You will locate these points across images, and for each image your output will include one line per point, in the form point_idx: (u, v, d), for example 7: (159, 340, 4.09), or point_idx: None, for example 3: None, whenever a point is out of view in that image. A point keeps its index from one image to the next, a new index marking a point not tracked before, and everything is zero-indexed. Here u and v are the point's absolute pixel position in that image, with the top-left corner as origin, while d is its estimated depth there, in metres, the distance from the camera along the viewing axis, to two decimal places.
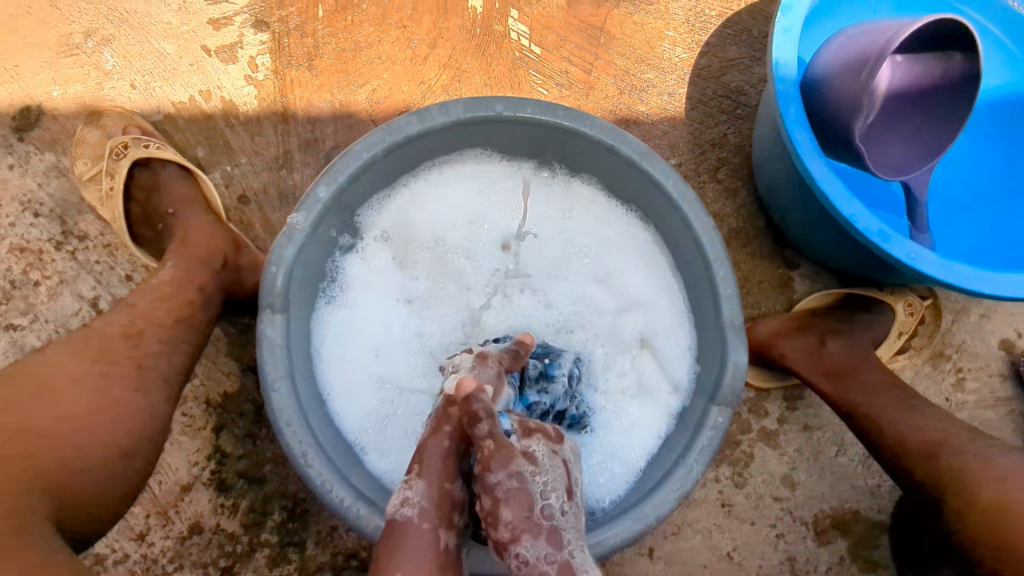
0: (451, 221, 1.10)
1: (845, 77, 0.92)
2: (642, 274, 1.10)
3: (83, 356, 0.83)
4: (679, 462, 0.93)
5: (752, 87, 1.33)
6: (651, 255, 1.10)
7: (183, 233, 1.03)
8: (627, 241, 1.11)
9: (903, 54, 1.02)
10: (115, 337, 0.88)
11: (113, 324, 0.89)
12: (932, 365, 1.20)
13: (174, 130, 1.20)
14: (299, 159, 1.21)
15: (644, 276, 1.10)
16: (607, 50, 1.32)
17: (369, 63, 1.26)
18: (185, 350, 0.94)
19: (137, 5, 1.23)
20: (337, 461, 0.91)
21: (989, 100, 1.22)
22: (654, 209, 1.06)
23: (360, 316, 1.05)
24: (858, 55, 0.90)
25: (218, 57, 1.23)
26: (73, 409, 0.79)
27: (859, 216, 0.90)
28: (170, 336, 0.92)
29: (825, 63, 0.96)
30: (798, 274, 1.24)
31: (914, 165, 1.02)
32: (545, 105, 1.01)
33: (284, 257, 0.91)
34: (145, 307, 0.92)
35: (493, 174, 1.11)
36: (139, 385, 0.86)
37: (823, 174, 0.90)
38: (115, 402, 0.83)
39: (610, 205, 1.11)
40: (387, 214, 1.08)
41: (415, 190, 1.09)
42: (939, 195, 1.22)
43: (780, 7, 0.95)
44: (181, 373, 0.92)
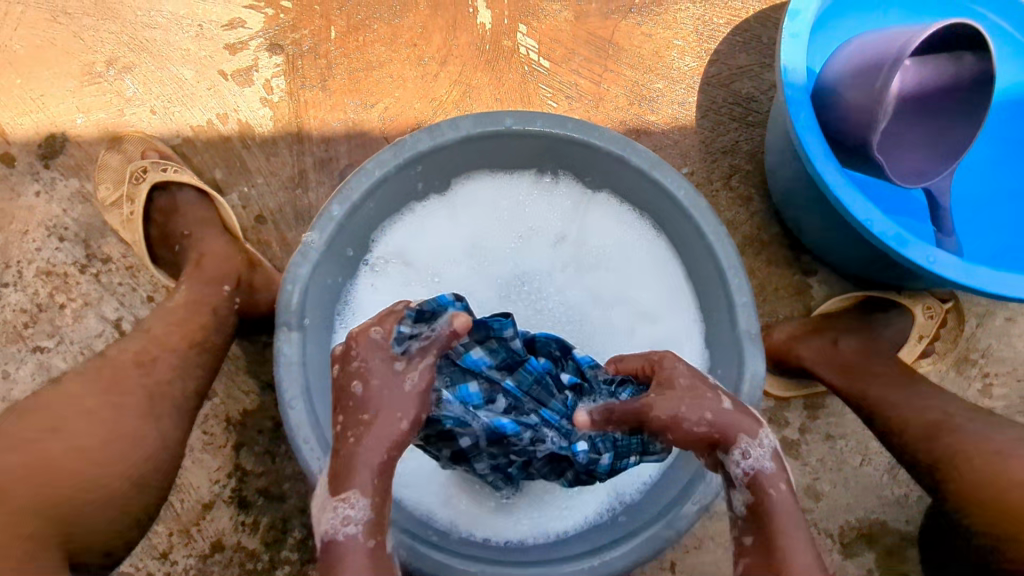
0: (459, 237, 1.12)
1: (859, 85, 0.90)
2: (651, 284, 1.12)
3: (81, 395, 0.86)
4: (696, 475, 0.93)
5: (763, 95, 1.32)
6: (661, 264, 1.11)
7: (204, 254, 1.05)
8: (638, 254, 1.12)
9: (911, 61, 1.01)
10: (127, 365, 0.90)
11: (123, 354, 0.91)
12: (957, 370, 1.17)
13: (192, 153, 1.22)
14: (314, 179, 1.23)
15: (654, 288, 1.11)
16: (616, 61, 1.33)
17: (380, 82, 1.28)
18: (198, 374, 0.95)
19: (157, 33, 1.27)
20: None
21: (1006, 100, 1.20)
22: (665, 217, 1.07)
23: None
24: (872, 62, 0.88)
25: (234, 81, 1.26)
26: (84, 442, 0.82)
27: (875, 220, 0.88)
28: (191, 355, 0.95)
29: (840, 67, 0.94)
30: (815, 280, 1.22)
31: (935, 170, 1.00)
32: (554, 118, 1.02)
33: (300, 275, 0.93)
34: (159, 332, 0.95)
35: (496, 189, 1.12)
36: (149, 413, 0.88)
37: (838, 181, 0.89)
38: (125, 432, 0.85)
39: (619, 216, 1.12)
40: (396, 234, 1.10)
41: (423, 209, 1.10)
42: (959, 197, 1.20)
43: (787, 13, 0.95)
44: (194, 398, 0.94)
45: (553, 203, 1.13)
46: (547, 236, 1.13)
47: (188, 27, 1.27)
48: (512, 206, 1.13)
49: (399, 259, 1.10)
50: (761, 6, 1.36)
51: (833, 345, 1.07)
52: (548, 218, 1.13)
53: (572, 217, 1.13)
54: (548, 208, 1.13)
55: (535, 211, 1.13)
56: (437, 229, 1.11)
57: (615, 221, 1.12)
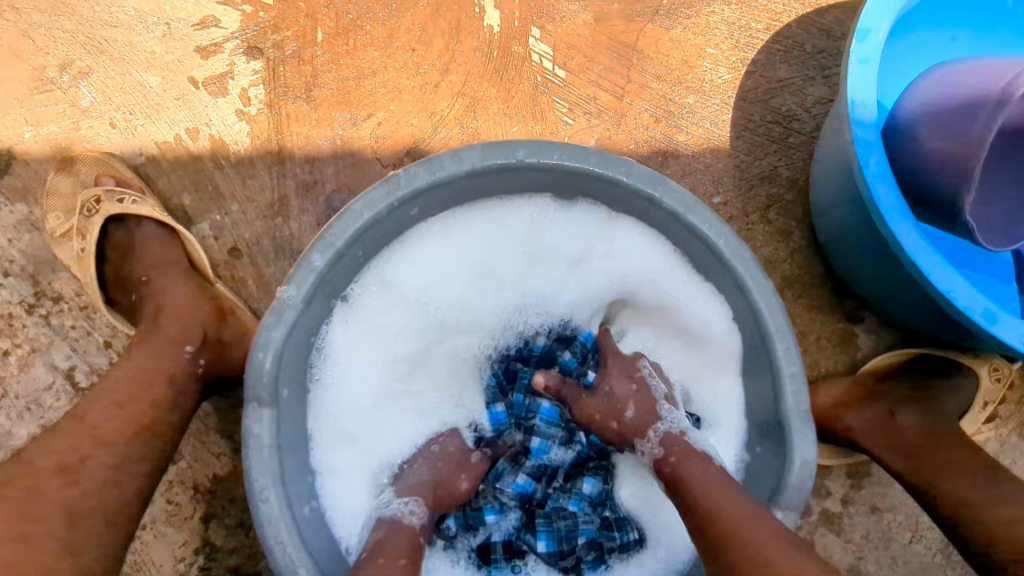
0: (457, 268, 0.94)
1: (957, 121, 0.80)
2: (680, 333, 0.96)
3: None
4: None
5: (806, 112, 1.17)
6: (696, 313, 0.94)
7: (165, 301, 0.92)
8: (669, 297, 0.95)
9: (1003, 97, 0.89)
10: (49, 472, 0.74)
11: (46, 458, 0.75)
12: (1019, 434, 1.05)
13: (157, 175, 1.08)
14: (296, 206, 1.08)
15: (684, 337, 0.95)
16: (641, 72, 1.17)
17: (373, 93, 1.12)
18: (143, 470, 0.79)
19: (118, 32, 1.11)
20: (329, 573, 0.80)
21: None
22: (699, 262, 0.92)
23: (357, 387, 0.90)
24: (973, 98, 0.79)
25: (205, 90, 1.10)
26: None
27: (959, 292, 0.75)
28: (135, 445, 0.79)
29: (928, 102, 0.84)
30: (861, 329, 1.09)
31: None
32: (574, 150, 0.87)
33: (273, 340, 0.79)
34: (96, 420, 0.78)
35: (503, 212, 0.94)
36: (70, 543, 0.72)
37: (916, 245, 0.75)
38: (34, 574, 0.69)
39: (648, 253, 0.94)
40: (381, 268, 0.92)
41: (416, 238, 0.92)
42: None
43: (856, 33, 0.79)
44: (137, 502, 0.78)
45: (569, 233, 0.95)
46: (560, 271, 0.97)
47: (154, 26, 1.11)
48: (520, 234, 0.95)
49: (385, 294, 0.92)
50: (806, 9, 1.20)
51: (889, 414, 0.94)
52: (562, 249, 0.96)
53: (592, 249, 0.95)
54: (563, 239, 0.95)
55: (548, 241, 0.95)
56: (430, 261, 0.93)
57: (642, 259, 0.95)
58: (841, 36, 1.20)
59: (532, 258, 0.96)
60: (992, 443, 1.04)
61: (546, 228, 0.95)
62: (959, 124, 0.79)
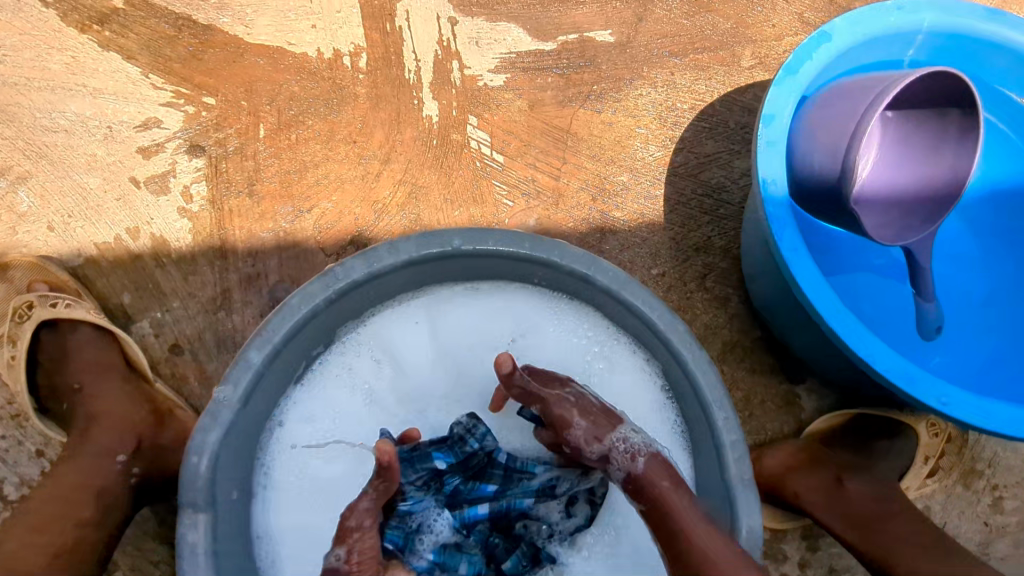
0: (391, 348, 0.96)
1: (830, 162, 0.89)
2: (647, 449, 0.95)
3: None
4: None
5: (734, 184, 1.23)
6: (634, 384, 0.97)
7: (99, 408, 0.92)
8: (619, 377, 0.97)
9: (837, 112, 0.89)
10: None
11: None
12: (964, 484, 1.06)
13: (96, 276, 1.07)
14: (240, 298, 1.08)
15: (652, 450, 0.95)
16: (576, 153, 1.22)
17: (316, 184, 1.15)
18: None
19: (58, 137, 1.13)
20: None
21: (977, 193, 1.09)
22: (625, 326, 0.95)
23: (311, 492, 0.90)
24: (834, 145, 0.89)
25: (147, 189, 1.12)
26: None
27: (876, 357, 0.86)
28: None
29: (826, 97, 0.92)
30: (803, 390, 1.11)
31: (914, 228, 0.96)
32: (508, 236, 0.89)
33: (209, 442, 0.77)
34: None
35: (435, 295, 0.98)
36: None
37: (835, 312, 0.86)
38: None
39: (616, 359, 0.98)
40: (356, 368, 0.95)
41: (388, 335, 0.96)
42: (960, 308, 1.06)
43: (763, 118, 0.87)
44: None
45: (520, 315, 0.99)
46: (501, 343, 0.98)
47: (95, 130, 1.14)
48: (485, 322, 0.98)
49: (322, 382, 0.93)
50: (727, 89, 1.29)
51: (837, 483, 0.97)
52: (502, 323, 0.98)
53: (535, 326, 0.98)
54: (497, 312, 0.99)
55: (488, 319, 0.98)
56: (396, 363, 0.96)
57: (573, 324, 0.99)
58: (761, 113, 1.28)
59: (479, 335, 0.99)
60: (939, 495, 1.05)
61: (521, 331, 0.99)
62: (841, 114, 0.88)
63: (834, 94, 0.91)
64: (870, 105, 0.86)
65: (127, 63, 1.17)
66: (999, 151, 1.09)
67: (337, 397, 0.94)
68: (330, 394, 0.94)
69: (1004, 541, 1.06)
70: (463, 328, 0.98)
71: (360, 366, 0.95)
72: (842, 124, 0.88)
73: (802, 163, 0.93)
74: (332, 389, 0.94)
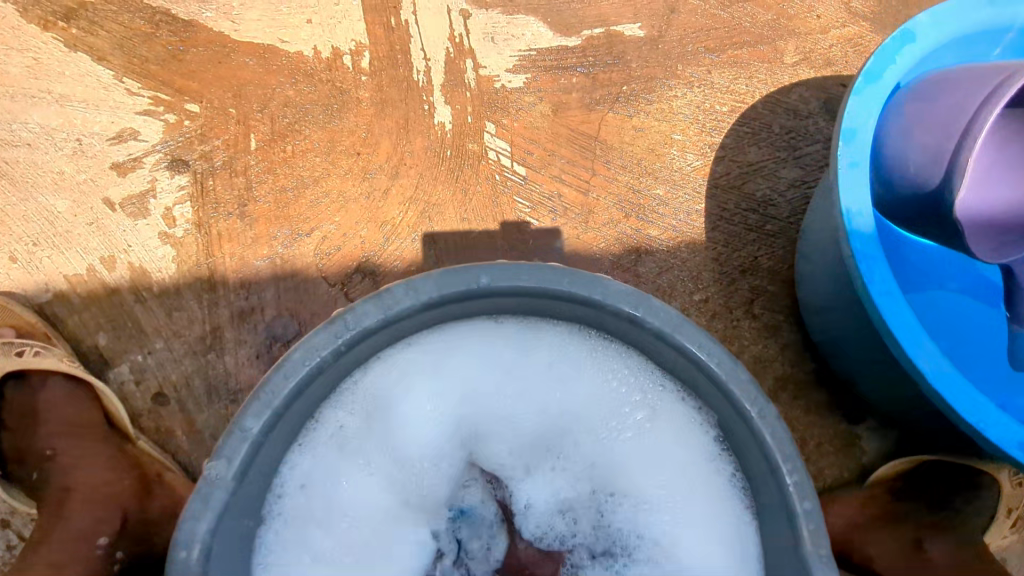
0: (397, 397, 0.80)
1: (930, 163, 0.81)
2: (710, 504, 0.79)
3: None
4: None
5: (781, 196, 1.11)
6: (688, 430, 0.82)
7: (77, 480, 0.80)
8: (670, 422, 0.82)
9: (943, 110, 0.79)
10: None
11: None
12: None
13: (67, 314, 0.94)
14: (232, 337, 0.95)
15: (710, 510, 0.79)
16: (606, 163, 1.10)
17: (316, 204, 1.02)
18: None
19: (20, 153, 0.99)
20: None
21: None
22: (672, 366, 0.81)
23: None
24: (937, 144, 0.80)
25: (124, 211, 0.98)
26: None
27: (982, 422, 0.74)
28: None
29: (931, 88, 0.81)
30: (864, 430, 1.00)
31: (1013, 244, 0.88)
32: (542, 272, 0.76)
33: (199, 532, 0.65)
34: None
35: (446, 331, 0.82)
36: None
37: (933, 367, 0.74)
38: None
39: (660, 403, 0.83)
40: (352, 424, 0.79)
41: (388, 381, 0.80)
42: None
43: (844, 133, 0.75)
44: None
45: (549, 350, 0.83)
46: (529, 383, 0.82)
47: (62, 144, 1.00)
48: (508, 358, 0.82)
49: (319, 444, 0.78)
50: (772, 89, 1.16)
51: (916, 544, 0.87)
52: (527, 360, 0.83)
53: (566, 362, 0.83)
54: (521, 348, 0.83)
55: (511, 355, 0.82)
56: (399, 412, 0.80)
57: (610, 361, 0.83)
58: (809, 115, 1.15)
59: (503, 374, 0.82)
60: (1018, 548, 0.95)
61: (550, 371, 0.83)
62: (949, 113, 0.79)
63: (944, 84, 0.79)
64: (987, 96, 0.76)
65: (97, 65, 1.02)
66: None
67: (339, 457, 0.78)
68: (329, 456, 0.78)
69: None
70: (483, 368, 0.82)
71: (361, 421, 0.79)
72: (951, 118, 0.79)
73: (896, 163, 0.83)
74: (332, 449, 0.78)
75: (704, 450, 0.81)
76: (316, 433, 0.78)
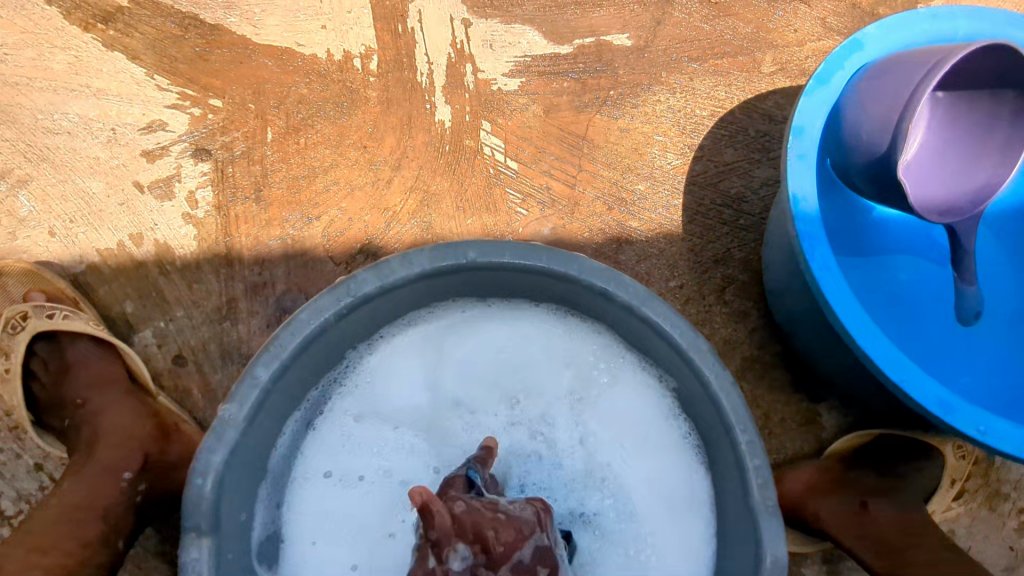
0: (399, 365, 0.93)
1: (878, 132, 0.83)
2: (667, 458, 0.91)
3: None
4: None
5: (754, 194, 1.19)
6: (652, 397, 0.93)
7: (104, 424, 0.88)
8: (636, 390, 0.94)
9: (890, 82, 0.83)
10: None
11: None
12: (989, 508, 1.04)
13: (98, 283, 1.04)
14: (245, 308, 1.05)
15: (670, 469, 0.91)
16: (592, 160, 1.19)
17: (325, 191, 1.12)
18: None
19: (60, 139, 1.10)
20: None
21: (998, 211, 1.05)
22: (638, 336, 0.90)
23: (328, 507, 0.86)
24: (885, 114, 0.82)
25: (151, 194, 1.08)
26: None
27: (912, 382, 0.81)
28: None
29: (877, 68, 0.85)
30: (824, 408, 1.08)
31: (960, 208, 0.93)
32: (524, 248, 0.85)
33: (213, 463, 0.74)
34: None
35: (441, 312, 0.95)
36: None
37: (868, 336, 0.82)
38: None
39: (628, 376, 0.94)
40: (358, 387, 0.92)
41: (387, 353, 0.93)
42: (995, 324, 1.00)
43: (792, 130, 0.86)
44: None
45: (530, 327, 0.95)
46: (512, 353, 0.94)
47: (98, 132, 1.11)
48: (493, 334, 0.95)
49: (333, 402, 0.91)
50: (749, 95, 1.25)
51: (861, 508, 0.94)
52: (508, 335, 0.95)
53: (542, 338, 0.95)
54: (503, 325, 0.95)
55: (495, 330, 0.95)
56: (406, 377, 0.93)
57: (580, 336, 0.95)
58: (783, 121, 1.25)
59: (489, 345, 0.94)
60: (964, 518, 1.03)
61: (536, 347, 0.95)
62: (895, 86, 0.82)
63: (890, 65, 0.84)
64: (929, 71, 0.79)
65: (132, 63, 1.13)
66: None
67: (347, 414, 0.91)
68: (340, 413, 0.91)
69: None
70: (471, 340, 0.94)
71: (369, 385, 0.92)
72: (897, 90, 0.82)
73: (851, 136, 0.86)
74: (343, 406, 0.91)
75: (665, 413, 0.93)
76: (329, 394, 0.91)
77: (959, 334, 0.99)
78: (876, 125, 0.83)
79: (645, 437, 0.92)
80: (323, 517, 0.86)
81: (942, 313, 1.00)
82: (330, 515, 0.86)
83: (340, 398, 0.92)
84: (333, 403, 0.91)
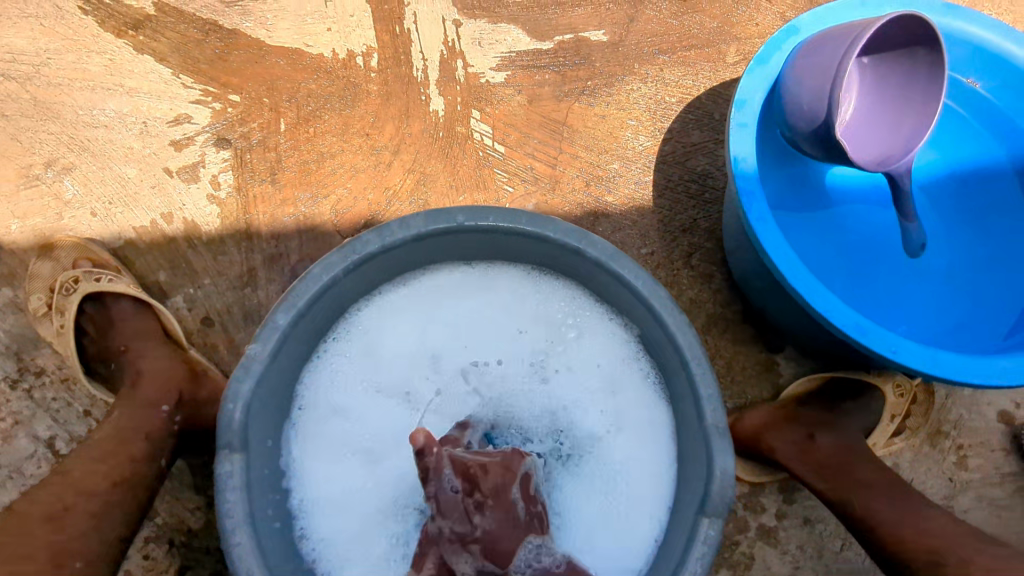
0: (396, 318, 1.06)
1: (814, 98, 0.96)
2: (632, 395, 1.04)
3: None
4: (695, 523, 0.88)
5: (718, 170, 1.33)
6: (618, 343, 1.06)
7: (146, 367, 1.02)
8: (603, 337, 1.06)
9: (822, 55, 0.96)
10: (35, 518, 0.81)
11: (34, 507, 0.82)
12: (930, 444, 1.17)
13: (135, 256, 1.19)
14: (264, 276, 1.19)
15: (635, 404, 1.03)
16: (571, 144, 1.32)
17: (333, 173, 1.25)
18: (123, 514, 0.86)
19: (99, 132, 1.24)
20: (271, 550, 0.86)
21: (922, 178, 1.18)
22: (606, 290, 1.03)
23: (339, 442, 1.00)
24: (818, 83, 0.95)
25: (179, 178, 1.23)
26: None
27: (835, 312, 0.94)
28: (114, 496, 0.86)
29: (810, 45, 0.98)
30: (782, 358, 1.22)
31: (894, 156, 1.04)
32: (507, 212, 0.97)
33: (242, 392, 0.87)
34: (79, 474, 0.86)
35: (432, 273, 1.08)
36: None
37: (796, 273, 0.95)
38: None
39: (595, 326, 1.07)
40: (360, 336, 1.05)
41: (385, 307, 1.06)
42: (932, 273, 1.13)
43: (735, 103, 1.00)
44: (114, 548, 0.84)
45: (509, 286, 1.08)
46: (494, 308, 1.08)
47: (132, 125, 1.25)
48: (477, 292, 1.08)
49: (338, 350, 1.04)
50: (714, 83, 1.38)
51: (808, 438, 1.05)
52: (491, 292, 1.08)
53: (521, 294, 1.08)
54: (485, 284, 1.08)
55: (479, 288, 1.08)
56: (409, 329, 1.06)
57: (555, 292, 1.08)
58: None
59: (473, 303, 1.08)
60: (907, 452, 1.16)
61: (515, 303, 1.08)
62: (825, 57, 0.95)
63: (819, 41, 0.97)
64: (851, 42, 0.93)
65: (159, 64, 1.28)
66: (960, 133, 1.17)
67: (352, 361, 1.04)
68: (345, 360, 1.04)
69: (969, 495, 1.15)
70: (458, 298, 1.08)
71: (370, 334, 1.05)
72: (827, 61, 0.95)
73: (794, 104, 0.99)
74: (347, 354, 1.04)
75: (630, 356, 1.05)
76: (336, 343, 1.04)
77: (897, 283, 1.12)
78: (814, 92, 0.96)
79: (612, 379, 1.05)
80: (331, 447, 0.99)
81: (879, 265, 1.13)
82: (340, 447, 1.00)
83: (343, 345, 1.04)
84: (338, 351, 1.04)
